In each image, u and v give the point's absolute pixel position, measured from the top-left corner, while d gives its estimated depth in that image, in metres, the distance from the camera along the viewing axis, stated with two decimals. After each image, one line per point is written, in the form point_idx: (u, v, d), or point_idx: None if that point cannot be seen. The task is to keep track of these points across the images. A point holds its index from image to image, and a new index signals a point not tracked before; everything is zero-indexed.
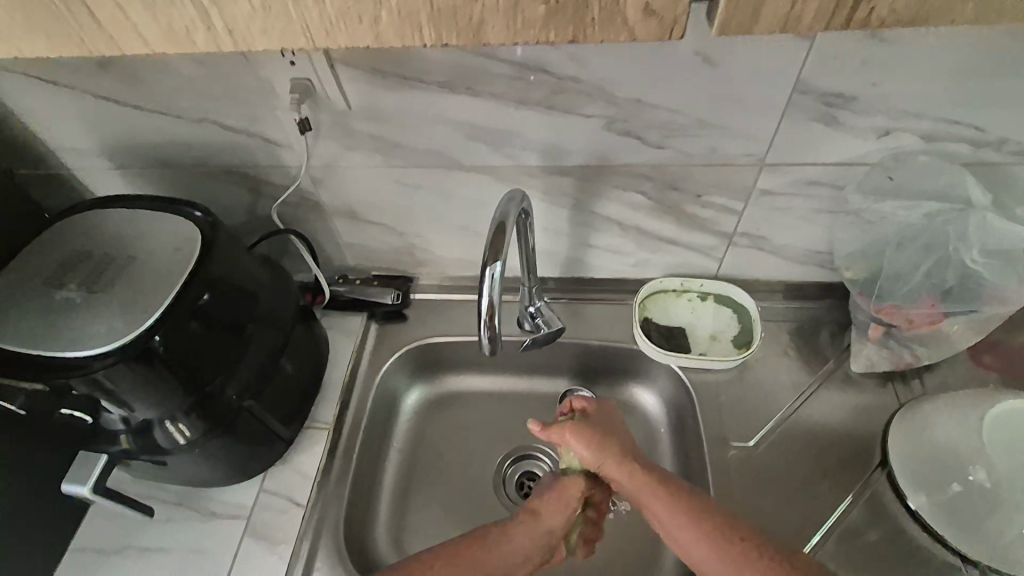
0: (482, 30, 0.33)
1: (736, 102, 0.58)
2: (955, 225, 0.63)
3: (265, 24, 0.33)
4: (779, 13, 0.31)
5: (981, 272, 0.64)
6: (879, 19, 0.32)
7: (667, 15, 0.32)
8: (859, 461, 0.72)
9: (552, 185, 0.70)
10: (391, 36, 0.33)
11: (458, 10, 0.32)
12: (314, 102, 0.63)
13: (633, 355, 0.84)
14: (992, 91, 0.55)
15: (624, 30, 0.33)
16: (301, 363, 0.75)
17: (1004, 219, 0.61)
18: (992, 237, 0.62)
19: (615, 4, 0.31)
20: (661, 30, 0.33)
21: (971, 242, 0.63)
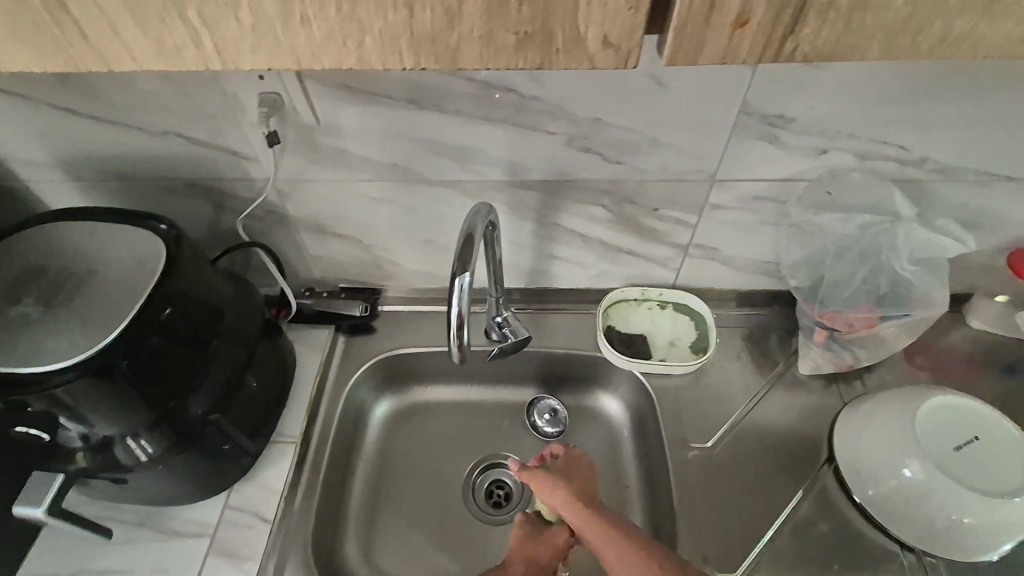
0: (458, 56, 0.30)
1: (689, 121, 0.62)
2: (886, 236, 0.69)
3: (254, 45, 0.29)
4: (716, 46, 0.29)
5: (910, 278, 0.70)
6: (804, 55, 0.30)
7: (622, 45, 0.29)
8: (809, 457, 0.76)
9: (517, 199, 0.73)
10: (374, 62, 0.30)
11: (436, 35, 0.29)
12: (281, 116, 0.64)
13: (597, 362, 0.86)
14: (913, 114, 0.60)
15: (587, 59, 0.30)
16: (267, 376, 0.75)
17: (926, 231, 0.67)
18: (918, 247, 0.68)
19: (578, 32, 0.29)
20: (618, 59, 0.30)
21: (901, 252, 0.69)
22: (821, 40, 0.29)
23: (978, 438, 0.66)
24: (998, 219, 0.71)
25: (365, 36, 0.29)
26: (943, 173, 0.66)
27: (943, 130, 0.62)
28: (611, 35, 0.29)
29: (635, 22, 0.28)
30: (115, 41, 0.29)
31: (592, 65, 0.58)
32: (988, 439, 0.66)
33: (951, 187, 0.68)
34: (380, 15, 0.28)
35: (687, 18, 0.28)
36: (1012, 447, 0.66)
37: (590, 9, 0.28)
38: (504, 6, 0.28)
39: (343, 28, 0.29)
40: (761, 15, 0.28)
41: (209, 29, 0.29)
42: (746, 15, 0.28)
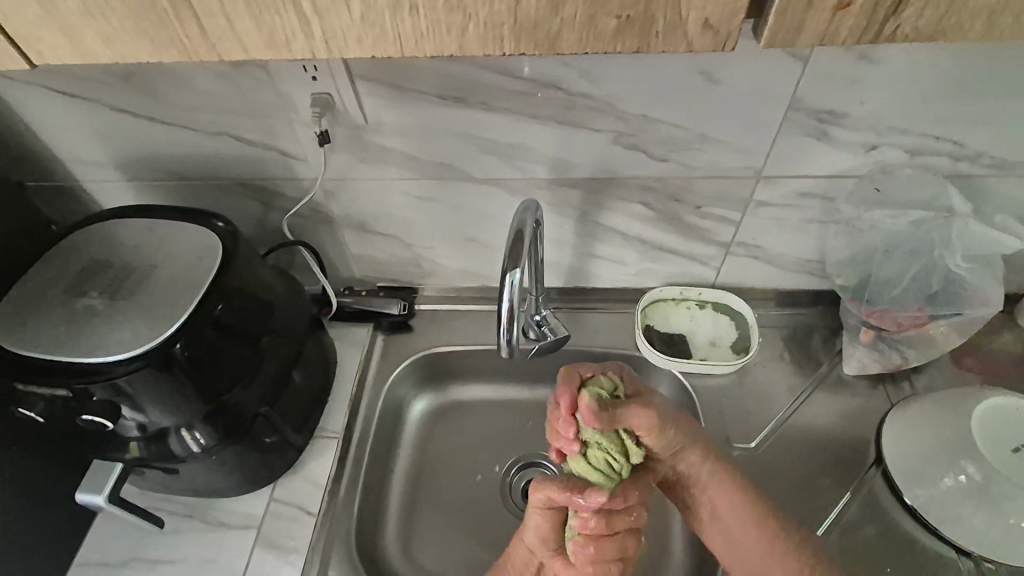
0: (558, 41, 0.31)
1: (736, 117, 0.62)
2: (939, 232, 0.67)
3: (359, 35, 0.31)
4: (816, 29, 0.30)
5: (964, 276, 0.68)
6: (905, 35, 0.30)
7: (721, 27, 0.30)
8: (855, 460, 0.75)
9: (558, 197, 0.73)
10: (474, 49, 0.31)
11: (537, 23, 0.30)
12: (332, 116, 0.65)
13: (636, 362, 0.86)
14: (970, 108, 0.59)
15: (684, 43, 0.31)
16: (312, 372, 0.76)
17: (983, 225, 0.65)
18: (974, 244, 0.66)
19: (679, 16, 0.29)
20: (716, 42, 0.31)
21: (954, 248, 0.67)
22: (923, 21, 0.29)
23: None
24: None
25: (469, 24, 0.30)
26: (999, 169, 0.65)
27: (1002, 124, 0.60)
28: (711, 18, 0.30)
29: (737, 5, 0.29)
30: (231, 32, 0.31)
31: (641, 61, 0.58)
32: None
33: (1008, 183, 0.66)
34: (486, 4, 0.29)
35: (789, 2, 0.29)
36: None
37: None
38: None
39: (449, 18, 0.30)
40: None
41: (319, 17, 0.30)
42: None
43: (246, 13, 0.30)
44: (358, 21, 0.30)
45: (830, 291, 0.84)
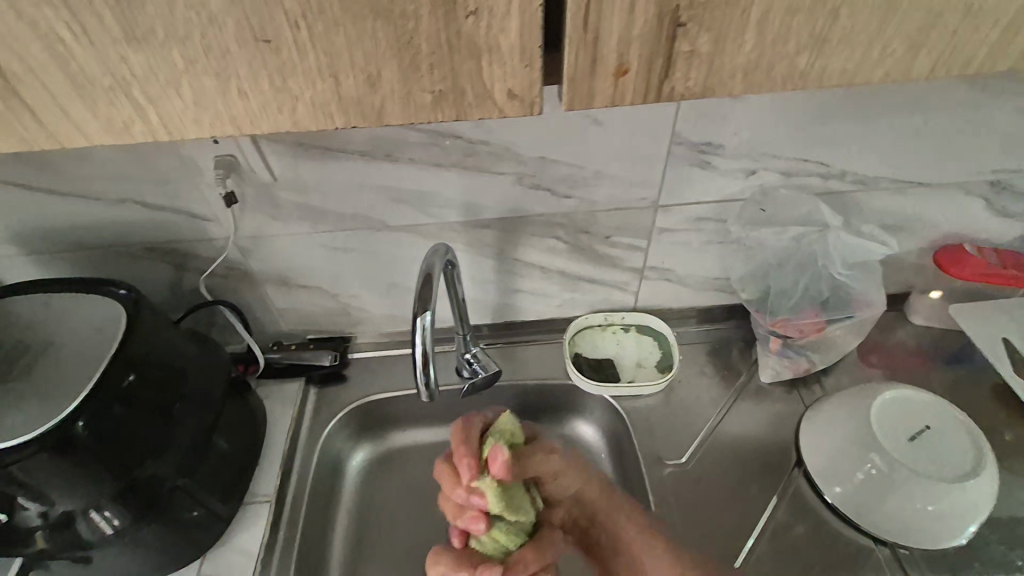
0: (385, 115, 0.30)
1: (624, 154, 0.67)
2: (818, 245, 0.73)
3: (196, 116, 0.29)
4: (604, 93, 0.30)
5: (847, 282, 0.75)
6: (680, 94, 0.30)
7: (526, 95, 0.30)
8: (780, 463, 0.78)
9: (474, 238, 0.76)
10: (310, 127, 0.30)
11: (360, 99, 0.29)
12: (238, 176, 0.66)
13: (569, 390, 0.88)
14: (826, 132, 0.66)
15: (497, 111, 0.30)
16: (236, 436, 0.73)
17: (852, 236, 0.73)
18: (848, 251, 0.73)
19: (485, 88, 0.29)
20: (525, 109, 0.31)
21: (834, 258, 0.74)
22: (692, 81, 0.29)
23: (929, 426, 0.70)
24: (921, 220, 0.77)
25: (298, 103, 0.29)
26: (863, 184, 0.72)
27: (856, 144, 0.68)
28: (515, 88, 0.30)
29: (533, 76, 0.29)
30: (72, 128, 0.29)
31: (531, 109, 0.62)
32: (939, 425, 0.70)
33: (873, 195, 0.73)
34: (310, 86, 0.29)
35: (576, 70, 0.29)
36: (960, 429, 0.70)
37: (493, 69, 0.29)
38: (417, 70, 0.28)
39: (276, 97, 0.29)
40: (638, 64, 0.28)
41: (153, 105, 0.29)
42: (623, 64, 0.29)
43: (79, 103, 0.28)
44: (190, 104, 0.29)
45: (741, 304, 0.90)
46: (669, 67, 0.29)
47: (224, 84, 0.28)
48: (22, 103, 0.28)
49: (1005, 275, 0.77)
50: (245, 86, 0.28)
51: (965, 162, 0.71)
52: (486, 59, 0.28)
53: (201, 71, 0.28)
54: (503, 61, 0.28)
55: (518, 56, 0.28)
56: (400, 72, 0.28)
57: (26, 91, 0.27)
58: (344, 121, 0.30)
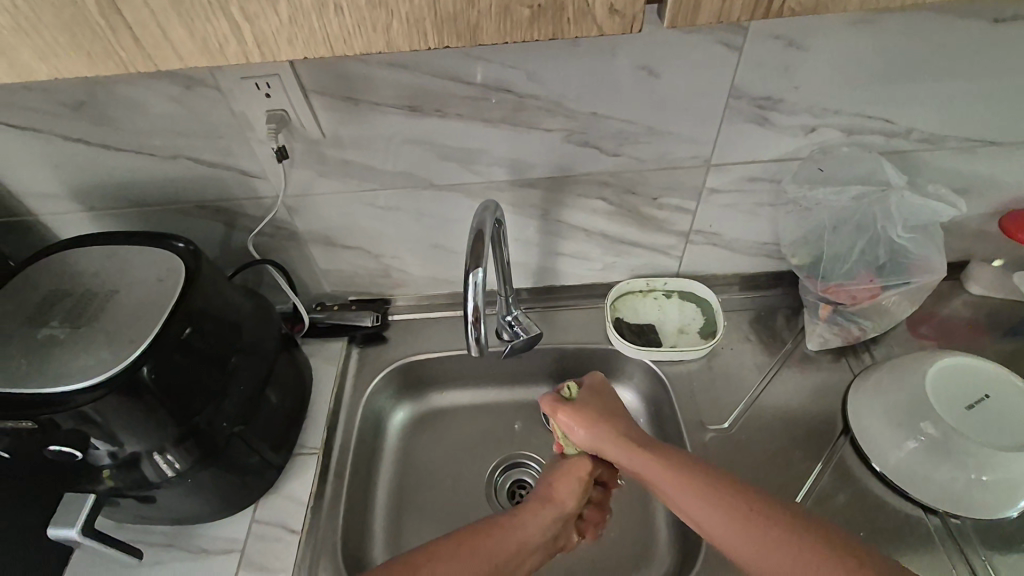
0: (478, 32, 0.33)
1: (678, 110, 0.65)
2: (879, 206, 0.71)
3: (291, 36, 0.33)
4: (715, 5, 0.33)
5: (907, 246, 0.72)
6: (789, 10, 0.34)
7: (628, 12, 0.33)
8: (825, 430, 0.77)
9: (519, 198, 0.75)
10: (402, 44, 0.34)
11: (456, 16, 0.33)
12: (288, 132, 0.66)
13: (609, 355, 0.88)
14: (895, 86, 0.63)
15: (595, 27, 0.34)
16: (286, 390, 0.75)
17: (917, 196, 0.69)
18: (910, 214, 0.70)
19: (587, 3, 0.33)
20: (624, 26, 0.34)
21: (896, 220, 0.71)
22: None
23: (989, 395, 0.67)
24: (988, 183, 0.74)
25: (392, 20, 0.33)
26: (929, 143, 0.69)
27: (927, 99, 0.64)
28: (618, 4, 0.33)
29: None
30: (167, 44, 0.32)
31: (585, 60, 0.60)
32: (1000, 394, 0.67)
33: (938, 155, 0.70)
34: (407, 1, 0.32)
35: None
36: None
37: None
38: None
39: (372, 14, 0.32)
40: None
41: (249, 23, 0.32)
42: None
43: (177, 22, 0.32)
44: (287, 23, 0.32)
45: (788, 271, 0.88)
46: None
47: (322, 5, 0.31)
48: (125, 22, 0.31)
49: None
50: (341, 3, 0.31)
51: None
52: None
53: None
54: None
55: None
56: None
57: (127, 8, 0.31)
58: (437, 38, 0.34)
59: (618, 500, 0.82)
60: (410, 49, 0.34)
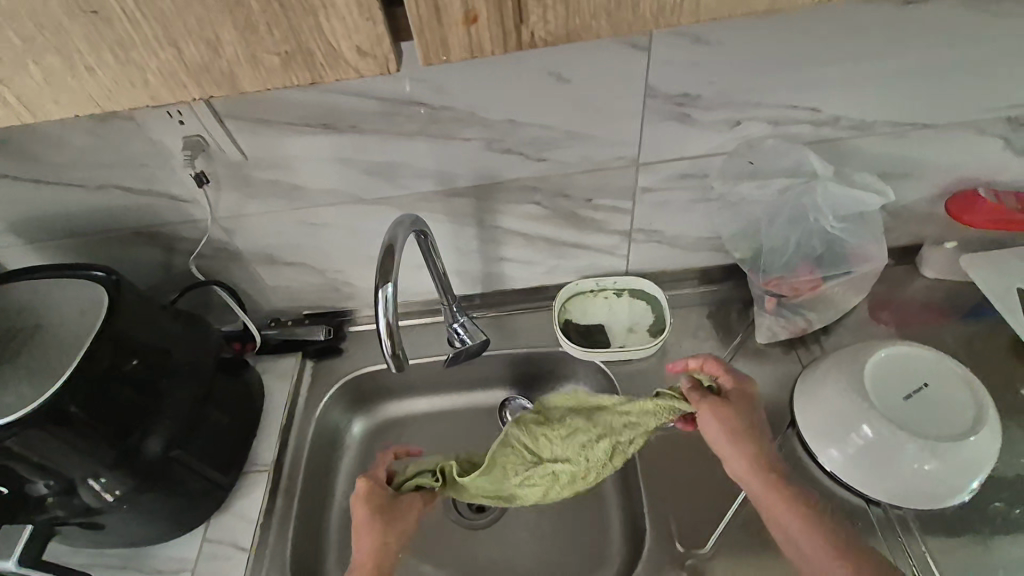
0: (237, 81, 0.31)
1: (594, 114, 0.64)
2: (808, 198, 0.69)
3: (55, 97, 0.32)
4: (460, 43, 0.29)
5: (843, 236, 0.71)
6: (544, 40, 0.30)
7: (376, 51, 0.31)
8: (773, 424, 0.76)
9: (451, 208, 0.75)
10: (167, 96, 0.32)
11: (208, 66, 0.31)
12: (207, 156, 0.67)
13: (561, 357, 0.88)
14: (813, 75, 0.62)
15: (352, 69, 0.31)
16: (233, 410, 0.77)
17: (844, 187, 0.68)
18: (840, 205, 0.69)
19: (332, 46, 0.30)
20: (380, 65, 0.31)
21: (826, 211, 0.70)
22: (551, 24, 0.29)
23: (927, 384, 0.67)
24: (927, 165, 0.72)
25: (149, 75, 0.31)
26: (859, 129, 0.68)
27: (848, 87, 0.63)
28: (362, 45, 0.30)
29: (378, 31, 0.29)
30: None
31: (491, 70, 0.60)
32: (939, 383, 0.67)
33: (870, 141, 0.69)
34: (152, 54, 0.30)
35: (421, 22, 0.28)
36: (960, 386, 0.66)
37: (332, 25, 0.29)
38: (256, 31, 0.29)
39: (125, 71, 0.30)
40: (486, 8, 0.28)
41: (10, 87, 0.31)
42: (471, 11, 0.28)
43: None
44: (43, 83, 0.31)
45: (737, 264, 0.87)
46: (522, 9, 0.28)
47: (72, 63, 0.30)
48: None
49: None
50: (91, 63, 0.30)
51: (974, 100, 0.65)
52: (322, 15, 0.29)
53: (42, 50, 0.29)
54: (342, 15, 0.29)
55: (356, 11, 0.28)
56: (239, 34, 0.29)
57: None
58: (200, 89, 0.32)
59: (571, 503, 0.82)
60: (178, 100, 0.32)
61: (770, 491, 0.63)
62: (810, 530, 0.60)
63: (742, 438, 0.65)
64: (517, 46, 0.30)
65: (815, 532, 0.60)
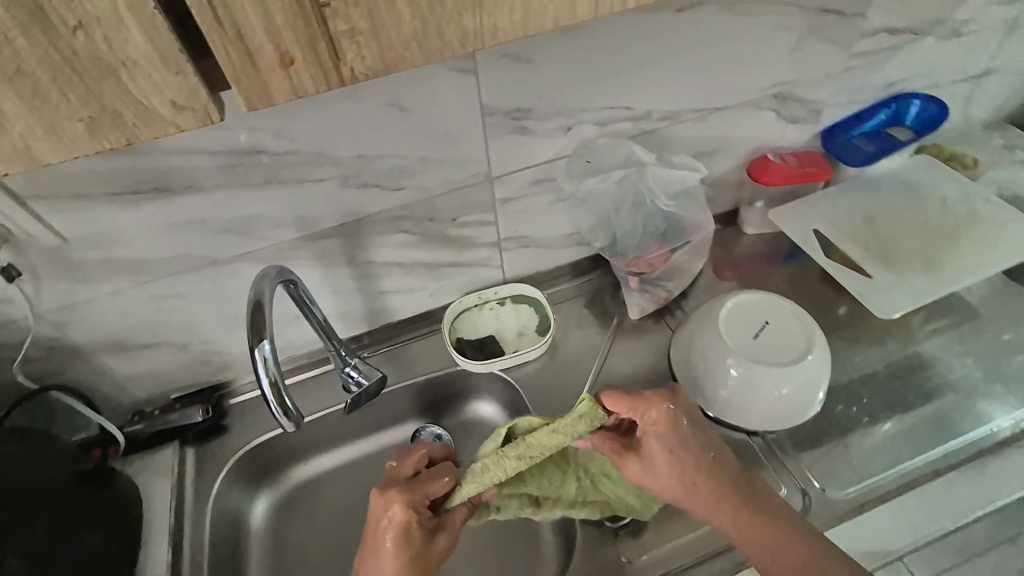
0: (34, 154, 0.29)
1: (440, 137, 0.67)
2: (641, 183, 0.78)
3: None
4: (282, 85, 0.30)
5: (677, 212, 0.81)
6: (365, 75, 0.31)
7: (194, 104, 0.30)
8: (661, 388, 0.84)
9: (319, 251, 0.73)
10: None
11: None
12: (14, 246, 0.58)
13: (461, 375, 0.89)
14: (622, 78, 0.71)
15: (169, 124, 0.30)
16: (109, 524, 0.67)
17: (666, 169, 0.77)
18: (668, 185, 0.78)
19: (142, 104, 0.29)
20: (200, 117, 0.31)
21: (659, 193, 0.79)
22: (369, 60, 0.30)
23: (768, 322, 0.78)
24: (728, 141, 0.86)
25: None
26: (669, 119, 0.78)
27: (651, 84, 0.73)
28: (177, 99, 0.29)
29: (190, 84, 0.29)
30: None
31: (330, 110, 0.60)
32: (777, 320, 0.78)
33: (680, 128, 0.80)
34: None
35: (236, 70, 0.28)
36: (792, 317, 0.78)
37: (138, 83, 0.28)
38: (48, 99, 0.28)
39: None
40: (300, 52, 0.28)
41: None
42: (285, 54, 0.28)
43: None
44: None
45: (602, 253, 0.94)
46: (336, 47, 0.29)
47: None
48: None
49: (814, 169, 0.90)
50: None
51: (747, 84, 0.80)
52: (125, 77, 0.28)
53: None
54: (147, 72, 0.28)
55: (161, 66, 0.28)
56: (26, 105, 0.28)
57: None
58: None
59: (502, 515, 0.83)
60: None
61: (712, 500, 0.63)
62: (752, 530, 0.62)
63: (645, 476, 0.64)
64: (339, 82, 0.31)
65: (753, 528, 0.62)
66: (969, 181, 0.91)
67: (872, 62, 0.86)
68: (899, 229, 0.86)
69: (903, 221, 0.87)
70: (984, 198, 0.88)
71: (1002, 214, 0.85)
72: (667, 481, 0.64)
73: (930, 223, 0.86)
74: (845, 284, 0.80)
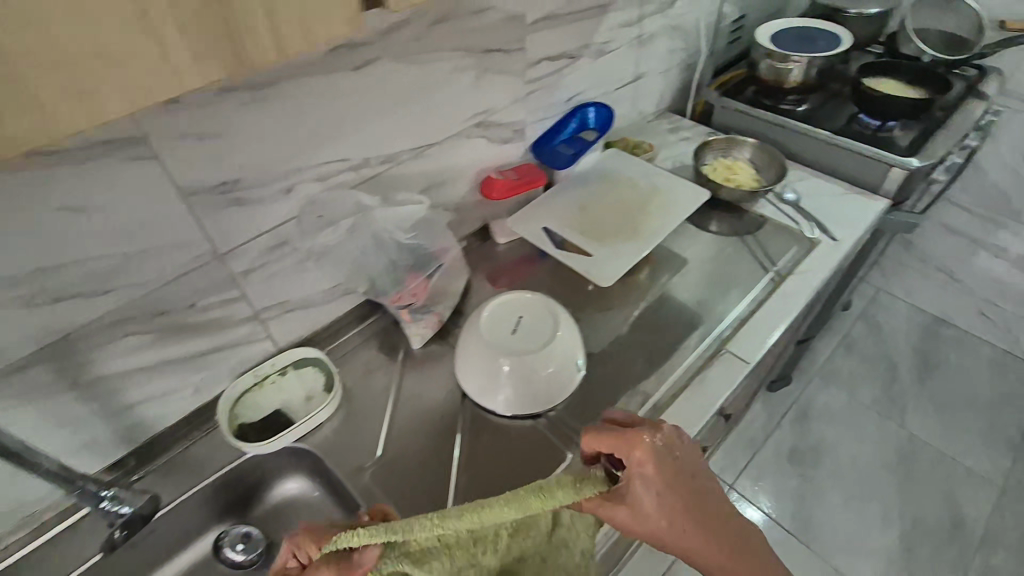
0: None
1: (141, 228, 0.64)
2: (375, 223, 0.83)
3: None
4: None
5: (418, 243, 0.88)
6: None
7: None
8: (453, 403, 0.88)
9: (24, 384, 0.64)
10: None
11: None
12: None
13: (255, 461, 0.83)
14: (324, 136, 0.76)
15: None
16: None
17: (395, 206, 0.84)
18: (401, 220, 0.85)
19: None
20: None
21: (396, 228, 0.85)
22: None
23: (523, 315, 0.87)
24: (450, 169, 0.96)
25: None
26: (388, 162, 0.86)
27: (356, 136, 0.79)
28: None
29: None
30: None
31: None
32: (528, 311, 0.87)
33: (402, 168, 0.88)
34: None
35: None
36: (540, 304, 0.88)
37: None
38: None
39: None
40: None
41: None
42: None
43: None
44: None
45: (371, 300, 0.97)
46: None
47: None
48: None
49: (531, 175, 1.06)
50: None
51: (447, 119, 0.91)
52: None
53: None
54: None
55: None
56: None
57: None
58: None
59: None
60: None
61: (674, 532, 0.59)
62: (717, 547, 0.61)
63: (636, 524, 0.59)
64: None
65: (719, 547, 0.61)
66: (645, 162, 1.14)
67: (546, 84, 1.05)
68: (602, 210, 1.03)
69: (604, 202, 1.05)
70: (656, 173, 1.10)
71: (670, 183, 1.08)
72: (659, 526, 0.59)
73: (623, 200, 1.05)
74: (568, 263, 0.94)
